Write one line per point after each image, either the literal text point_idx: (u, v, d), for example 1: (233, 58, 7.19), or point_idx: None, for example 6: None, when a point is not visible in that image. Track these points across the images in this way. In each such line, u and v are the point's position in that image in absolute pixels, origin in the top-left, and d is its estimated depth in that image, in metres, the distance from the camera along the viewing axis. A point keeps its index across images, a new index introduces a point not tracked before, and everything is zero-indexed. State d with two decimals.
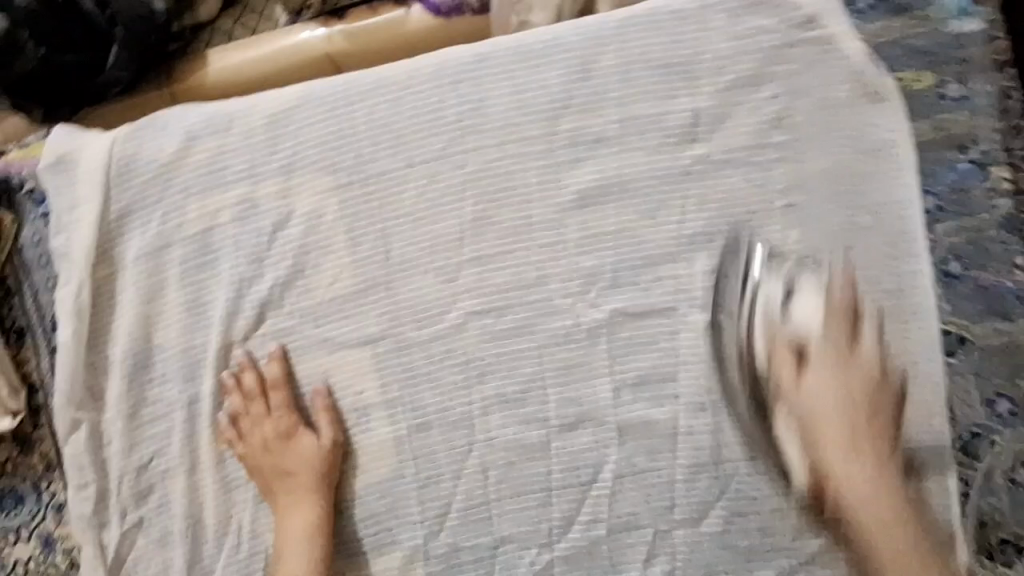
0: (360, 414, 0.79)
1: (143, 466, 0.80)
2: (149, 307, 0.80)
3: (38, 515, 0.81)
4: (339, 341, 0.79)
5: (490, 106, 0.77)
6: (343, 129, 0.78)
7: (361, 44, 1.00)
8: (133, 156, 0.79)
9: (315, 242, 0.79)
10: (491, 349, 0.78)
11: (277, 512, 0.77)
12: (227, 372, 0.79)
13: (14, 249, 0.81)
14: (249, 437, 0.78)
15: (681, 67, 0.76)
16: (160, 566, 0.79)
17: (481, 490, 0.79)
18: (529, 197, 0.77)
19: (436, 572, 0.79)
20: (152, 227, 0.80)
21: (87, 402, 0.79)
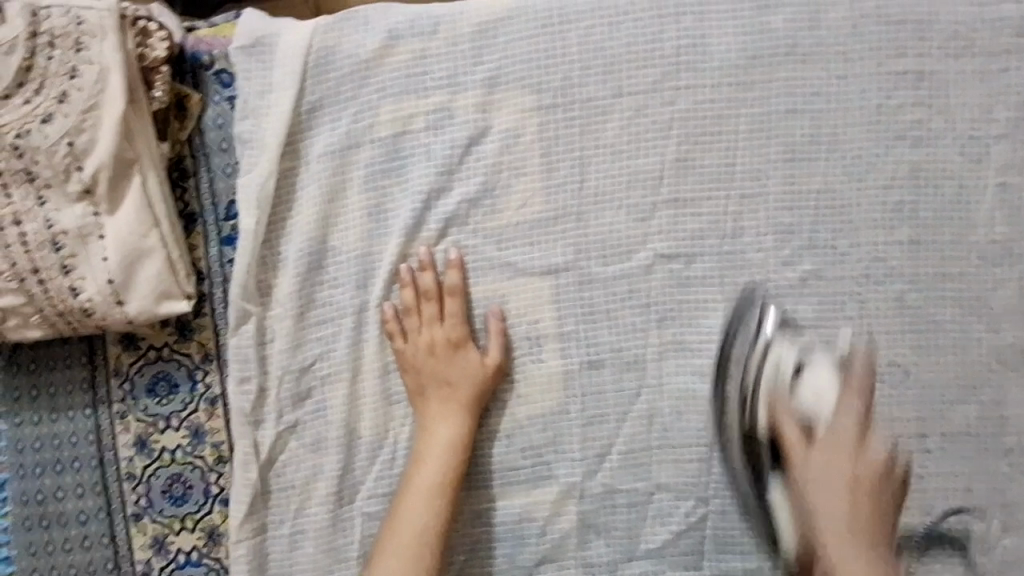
0: (533, 342, 0.77)
1: (305, 369, 0.78)
2: (330, 206, 0.77)
3: (190, 405, 0.79)
4: (521, 266, 0.77)
5: (711, 45, 0.76)
6: (554, 48, 0.76)
7: None
8: (333, 48, 0.76)
9: (510, 161, 0.77)
10: (677, 294, 0.77)
11: (423, 419, 0.76)
12: (405, 265, 0.77)
13: (196, 130, 0.78)
14: (414, 337, 0.76)
15: (915, 25, 0.75)
16: (311, 471, 0.78)
17: (645, 435, 0.77)
18: (735, 142, 0.76)
19: (589, 511, 0.78)
20: (342, 124, 0.77)
21: (254, 295, 0.77)
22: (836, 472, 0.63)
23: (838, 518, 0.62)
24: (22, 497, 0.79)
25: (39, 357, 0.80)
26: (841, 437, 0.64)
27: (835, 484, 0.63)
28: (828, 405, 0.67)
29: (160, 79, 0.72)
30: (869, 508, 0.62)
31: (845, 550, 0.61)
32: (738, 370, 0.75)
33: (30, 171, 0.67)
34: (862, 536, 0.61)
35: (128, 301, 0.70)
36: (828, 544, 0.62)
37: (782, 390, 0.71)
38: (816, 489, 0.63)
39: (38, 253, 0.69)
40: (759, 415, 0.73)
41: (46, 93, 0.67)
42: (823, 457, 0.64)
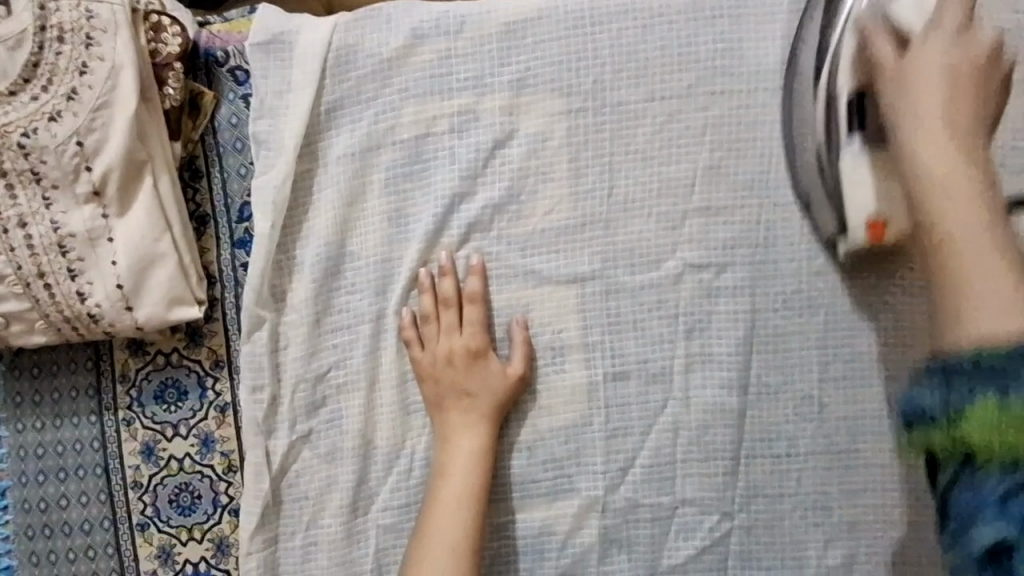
0: (557, 353, 0.75)
1: (320, 377, 0.75)
2: (348, 210, 0.74)
3: (200, 412, 0.77)
4: (546, 275, 0.75)
5: (748, 50, 0.73)
6: (586, 50, 0.73)
7: None
8: (354, 46, 0.73)
9: (536, 166, 0.74)
10: (705, 305, 0.75)
11: (444, 432, 0.73)
12: (425, 271, 0.74)
13: (209, 128, 0.74)
14: (434, 346, 0.74)
15: None
16: (325, 481, 0.76)
17: (670, 449, 0.76)
18: (769, 149, 0.74)
19: (611, 525, 0.76)
20: (363, 125, 0.74)
21: (268, 301, 0.74)
22: (928, 88, 0.57)
23: (974, 230, 0.51)
24: (23, 505, 0.77)
25: (42, 362, 0.77)
26: (930, 59, 0.58)
27: (936, 140, 0.55)
28: (919, 23, 0.61)
29: (173, 77, 0.69)
30: (968, 145, 0.54)
31: (982, 248, 0.50)
32: (808, 122, 0.71)
33: (36, 172, 0.64)
34: (987, 242, 0.50)
35: (138, 308, 0.67)
36: (948, 234, 0.51)
37: (880, 19, 0.64)
38: (923, 120, 0.56)
39: (44, 256, 0.65)
40: (837, 116, 0.67)
41: (55, 90, 0.64)
42: (917, 105, 0.57)
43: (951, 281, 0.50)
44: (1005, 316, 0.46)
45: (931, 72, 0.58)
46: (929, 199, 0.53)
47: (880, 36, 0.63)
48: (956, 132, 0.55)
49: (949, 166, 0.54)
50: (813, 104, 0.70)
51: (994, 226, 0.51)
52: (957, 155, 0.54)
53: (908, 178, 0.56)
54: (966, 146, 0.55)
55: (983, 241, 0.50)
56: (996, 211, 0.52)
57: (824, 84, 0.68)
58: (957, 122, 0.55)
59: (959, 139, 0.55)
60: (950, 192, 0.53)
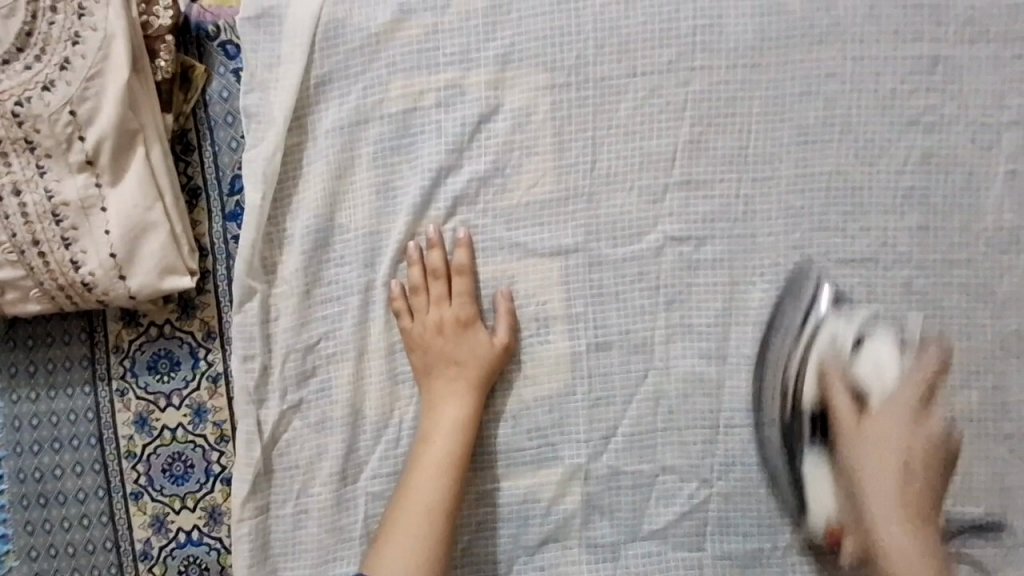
0: (542, 324, 0.77)
1: (310, 347, 0.77)
2: (338, 183, 0.76)
3: (192, 382, 0.78)
4: (531, 247, 0.77)
5: (728, 26, 0.75)
6: (570, 26, 0.75)
7: None
8: (343, 20, 0.75)
9: (522, 140, 0.76)
10: (686, 277, 0.77)
11: (430, 400, 0.75)
12: (413, 244, 0.76)
13: (200, 102, 0.76)
14: (421, 316, 0.76)
15: (928, 11, 0.75)
16: (315, 450, 0.78)
17: (651, 417, 0.78)
18: (749, 125, 0.76)
19: (594, 492, 0.78)
20: (351, 99, 0.75)
21: (259, 273, 0.76)
22: (891, 443, 0.75)
23: (900, 544, 0.73)
24: (19, 474, 0.78)
25: (37, 333, 0.78)
26: (893, 422, 0.75)
27: (895, 525, 0.74)
28: (884, 385, 0.76)
29: (164, 49, 0.70)
30: (921, 481, 0.75)
31: (903, 550, 0.73)
32: (794, 312, 0.77)
33: (30, 140, 0.66)
34: (909, 549, 0.73)
35: (131, 276, 0.69)
36: (892, 559, 0.73)
37: (835, 357, 0.76)
38: (873, 473, 0.74)
39: (39, 225, 0.67)
40: (803, 394, 0.76)
41: (48, 59, 0.65)
42: (877, 443, 0.75)
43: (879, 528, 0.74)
44: (916, 563, 0.72)
45: (897, 433, 0.75)
46: (868, 516, 0.74)
47: (842, 385, 0.76)
48: (914, 459, 0.75)
49: (894, 445, 0.75)
50: (793, 330, 0.77)
51: (908, 531, 0.74)
52: (902, 493, 0.74)
53: (862, 476, 0.75)
54: (925, 472, 0.75)
55: (908, 552, 0.73)
56: (920, 526, 0.74)
57: (815, 314, 0.77)
58: (915, 456, 0.75)
59: (914, 469, 0.75)
60: (878, 507, 0.74)
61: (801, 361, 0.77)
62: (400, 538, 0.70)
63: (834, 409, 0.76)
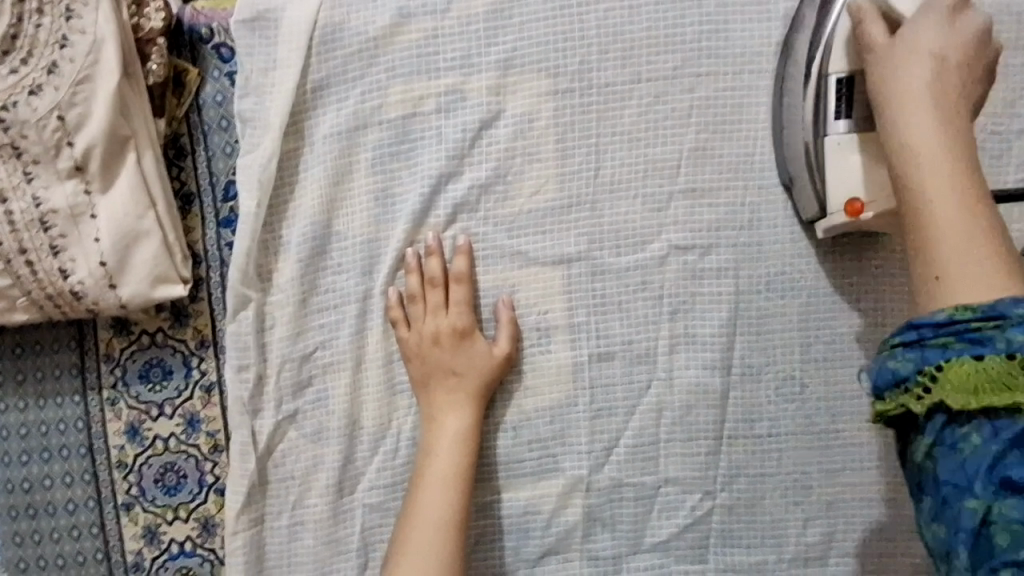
0: (543, 333, 0.76)
1: (306, 357, 0.75)
2: (335, 190, 0.74)
3: (185, 391, 0.76)
4: (532, 255, 0.75)
5: (734, 32, 0.74)
6: (573, 29, 0.73)
7: None
8: (341, 24, 0.73)
9: (523, 146, 0.74)
10: (690, 286, 0.75)
11: (431, 413, 0.74)
12: (412, 252, 0.74)
13: (193, 106, 0.74)
14: (420, 326, 0.74)
15: None
16: (311, 461, 0.76)
17: (653, 429, 0.76)
18: (755, 133, 0.75)
19: (596, 504, 0.77)
20: (349, 104, 0.73)
21: (254, 281, 0.74)
22: (921, 73, 0.56)
23: (941, 156, 0.52)
24: (7, 485, 0.76)
25: (25, 341, 0.76)
26: (914, 75, 0.56)
27: (917, 122, 0.54)
28: (915, 7, 0.61)
29: (156, 52, 0.68)
30: (958, 114, 0.55)
31: (954, 200, 0.50)
32: (811, 9, 0.70)
33: (17, 146, 0.63)
34: (970, 198, 0.50)
35: (122, 285, 0.67)
36: (932, 188, 0.50)
37: (874, 7, 0.63)
38: (908, 73, 0.56)
39: (26, 233, 0.65)
40: (831, 76, 0.67)
41: (35, 63, 0.63)
42: (906, 63, 0.57)
43: (918, 191, 0.51)
44: (990, 280, 0.46)
45: (930, 44, 0.58)
46: (910, 172, 0.52)
47: (872, 17, 0.62)
48: (948, 91, 0.56)
49: (952, 141, 0.52)
50: (801, 91, 0.70)
51: (978, 214, 0.49)
52: (961, 155, 0.52)
53: (890, 68, 0.58)
54: (948, 100, 0.55)
55: (940, 186, 0.50)
56: (954, 120, 0.54)
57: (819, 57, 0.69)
58: (944, 56, 0.57)
59: (943, 105, 0.55)
60: (943, 205, 0.50)
61: (819, 128, 0.68)
62: (416, 554, 0.68)
63: (902, 123, 0.55)
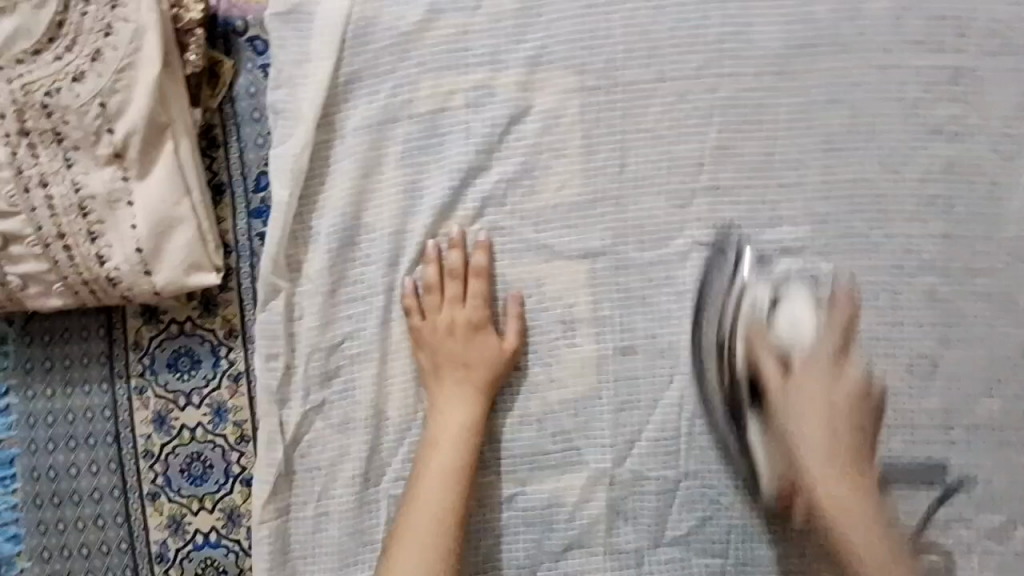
0: (567, 327, 0.77)
1: (333, 347, 0.76)
2: (364, 182, 0.75)
3: (213, 381, 0.77)
4: (557, 249, 0.76)
5: (757, 34, 0.76)
6: (599, 30, 0.75)
7: None
8: (373, 19, 0.74)
9: (550, 143, 0.76)
10: (713, 280, 0.77)
11: (437, 402, 0.75)
12: (433, 244, 0.76)
13: (227, 98, 0.75)
14: (434, 317, 0.75)
15: (954, 22, 0.76)
16: (336, 451, 0.77)
17: (675, 422, 0.77)
18: (776, 131, 0.76)
19: (618, 497, 0.78)
20: (380, 98, 0.75)
21: (284, 270, 0.75)
22: (817, 389, 0.70)
23: (841, 490, 0.68)
24: (33, 473, 0.76)
25: (54, 329, 0.77)
26: (815, 373, 0.71)
27: (813, 459, 0.69)
28: (808, 334, 0.72)
29: (194, 43, 0.68)
30: (845, 381, 0.71)
31: (862, 523, 0.68)
32: (712, 331, 0.76)
33: (58, 132, 0.65)
34: (851, 495, 0.68)
35: (156, 272, 0.68)
36: (826, 510, 0.68)
37: (761, 325, 0.73)
38: (799, 416, 0.70)
39: (64, 218, 0.66)
40: (737, 349, 0.75)
41: (79, 51, 0.64)
42: (805, 388, 0.70)
43: (834, 516, 0.68)
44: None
45: (825, 374, 0.70)
46: (820, 495, 0.69)
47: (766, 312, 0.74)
48: (836, 402, 0.70)
49: (840, 434, 0.69)
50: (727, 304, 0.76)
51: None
52: (833, 442, 0.69)
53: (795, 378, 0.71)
54: (844, 412, 0.70)
55: (851, 510, 0.68)
56: (854, 427, 0.70)
57: (741, 277, 0.76)
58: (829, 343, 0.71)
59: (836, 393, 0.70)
60: (846, 521, 0.68)
61: (721, 375, 0.76)
62: (410, 548, 0.70)
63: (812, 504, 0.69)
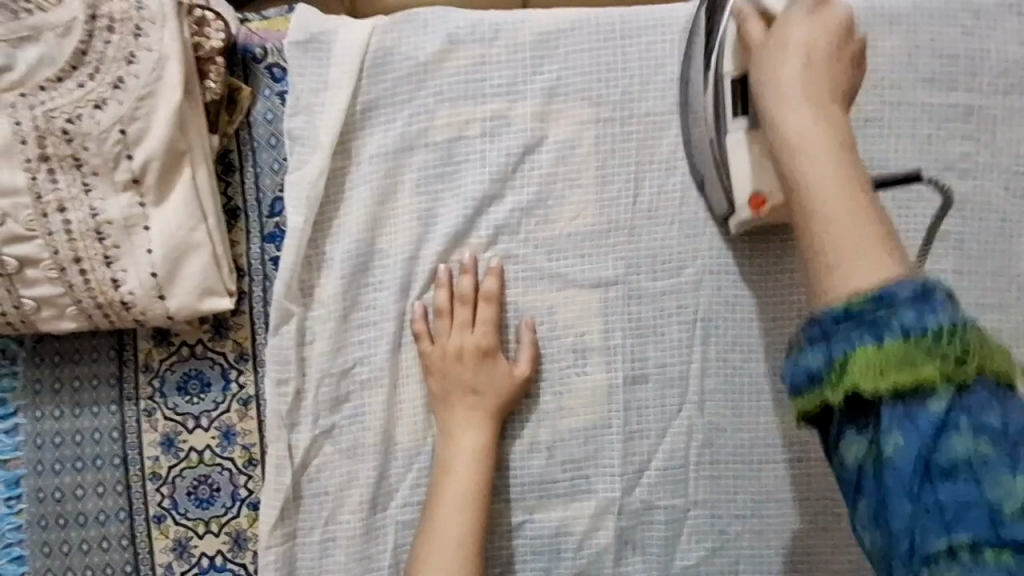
0: (578, 355, 0.77)
1: (345, 373, 0.76)
2: (379, 208, 0.76)
3: (222, 404, 0.77)
4: (569, 278, 0.77)
5: None
6: (615, 62, 0.76)
7: None
8: (392, 49, 0.75)
9: (564, 172, 0.76)
10: (724, 311, 0.77)
11: (449, 430, 0.74)
12: (443, 267, 0.76)
13: (244, 123, 0.76)
14: (445, 342, 0.75)
15: (967, 61, 0.77)
16: (345, 476, 0.76)
17: (684, 453, 0.77)
18: None
19: (627, 527, 0.77)
20: (396, 126, 0.75)
21: (297, 296, 0.75)
22: (793, 55, 0.58)
23: (823, 172, 0.52)
24: (38, 494, 0.76)
25: (64, 349, 0.77)
26: (803, 114, 0.55)
27: (800, 118, 0.55)
28: None
29: (214, 70, 0.70)
30: (827, 80, 0.57)
31: (851, 206, 0.51)
32: (704, 126, 0.73)
33: (78, 158, 0.65)
34: (846, 174, 0.52)
35: (171, 297, 0.68)
36: (824, 219, 0.51)
37: (756, 0, 0.65)
38: (803, 123, 0.55)
39: (81, 242, 0.66)
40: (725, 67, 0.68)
41: (101, 79, 0.65)
42: (779, 45, 0.59)
43: (791, 149, 0.54)
44: (875, 261, 0.48)
45: (801, 41, 0.58)
46: (813, 214, 0.52)
47: (754, 18, 0.64)
48: (816, 76, 0.57)
49: (820, 137, 0.54)
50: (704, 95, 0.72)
51: None
52: (823, 109, 0.55)
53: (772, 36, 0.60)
54: (831, 99, 0.56)
55: None
56: (828, 110, 0.55)
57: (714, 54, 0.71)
58: (818, 44, 0.58)
59: (819, 96, 0.55)
60: (832, 226, 0.51)
61: (717, 124, 0.70)
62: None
63: None
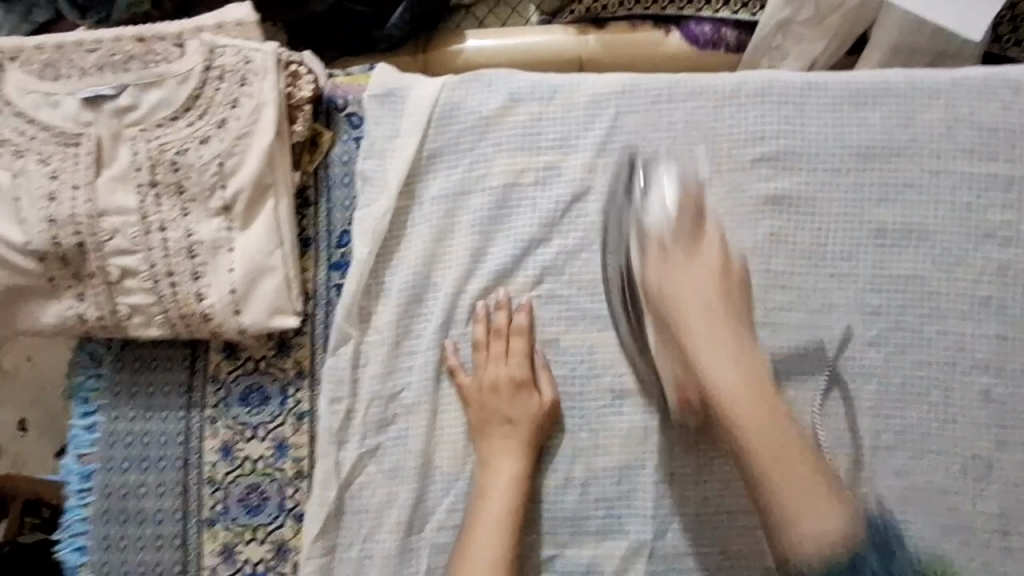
0: (616, 396, 0.80)
1: (393, 396, 0.81)
2: (436, 245, 0.82)
3: (278, 418, 0.82)
4: (611, 319, 0.81)
5: (810, 134, 0.81)
6: (662, 124, 0.82)
7: (616, 58, 1.02)
8: (458, 104, 0.83)
9: (610, 221, 0.82)
10: None
11: (485, 457, 0.78)
12: (483, 302, 0.81)
13: (322, 163, 0.84)
14: (483, 372, 0.80)
15: (1008, 134, 0.79)
16: (385, 496, 0.80)
17: (716, 500, 0.78)
18: (827, 224, 0.80)
19: (656, 570, 0.78)
20: (457, 171, 0.83)
21: (356, 320, 0.81)
22: (696, 285, 0.69)
23: (772, 452, 0.63)
24: (105, 489, 0.82)
25: (144, 357, 0.84)
26: (688, 288, 0.69)
27: (714, 359, 0.66)
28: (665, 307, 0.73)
29: (303, 116, 0.79)
30: (730, 305, 0.68)
31: (770, 430, 0.64)
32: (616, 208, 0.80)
33: (181, 186, 0.74)
34: (786, 444, 0.64)
35: (245, 313, 0.75)
36: (784, 505, 0.63)
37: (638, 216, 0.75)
38: (737, 396, 0.65)
39: (175, 258, 0.74)
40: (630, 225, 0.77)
41: (208, 119, 0.75)
42: (680, 264, 0.70)
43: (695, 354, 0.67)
44: (817, 495, 0.62)
45: (704, 269, 0.69)
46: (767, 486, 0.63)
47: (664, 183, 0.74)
48: (716, 291, 0.69)
49: (700, 320, 0.67)
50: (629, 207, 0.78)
51: (802, 456, 0.64)
52: (743, 352, 0.66)
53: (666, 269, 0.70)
54: (725, 311, 0.68)
55: (752, 419, 0.64)
56: (736, 327, 0.67)
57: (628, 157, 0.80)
58: (727, 277, 0.70)
59: (719, 323, 0.67)
60: (755, 436, 0.64)
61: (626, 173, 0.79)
62: None
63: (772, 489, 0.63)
